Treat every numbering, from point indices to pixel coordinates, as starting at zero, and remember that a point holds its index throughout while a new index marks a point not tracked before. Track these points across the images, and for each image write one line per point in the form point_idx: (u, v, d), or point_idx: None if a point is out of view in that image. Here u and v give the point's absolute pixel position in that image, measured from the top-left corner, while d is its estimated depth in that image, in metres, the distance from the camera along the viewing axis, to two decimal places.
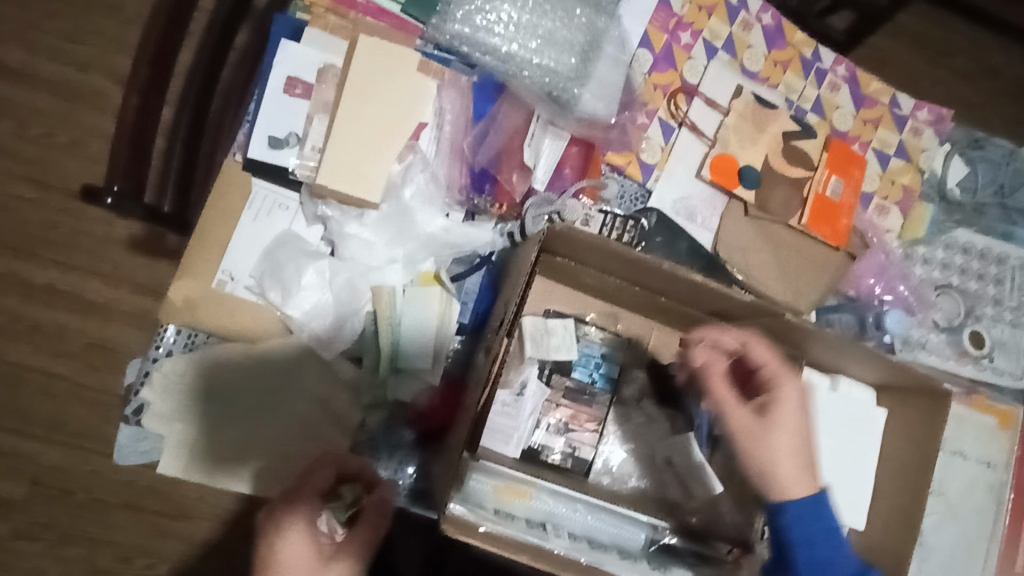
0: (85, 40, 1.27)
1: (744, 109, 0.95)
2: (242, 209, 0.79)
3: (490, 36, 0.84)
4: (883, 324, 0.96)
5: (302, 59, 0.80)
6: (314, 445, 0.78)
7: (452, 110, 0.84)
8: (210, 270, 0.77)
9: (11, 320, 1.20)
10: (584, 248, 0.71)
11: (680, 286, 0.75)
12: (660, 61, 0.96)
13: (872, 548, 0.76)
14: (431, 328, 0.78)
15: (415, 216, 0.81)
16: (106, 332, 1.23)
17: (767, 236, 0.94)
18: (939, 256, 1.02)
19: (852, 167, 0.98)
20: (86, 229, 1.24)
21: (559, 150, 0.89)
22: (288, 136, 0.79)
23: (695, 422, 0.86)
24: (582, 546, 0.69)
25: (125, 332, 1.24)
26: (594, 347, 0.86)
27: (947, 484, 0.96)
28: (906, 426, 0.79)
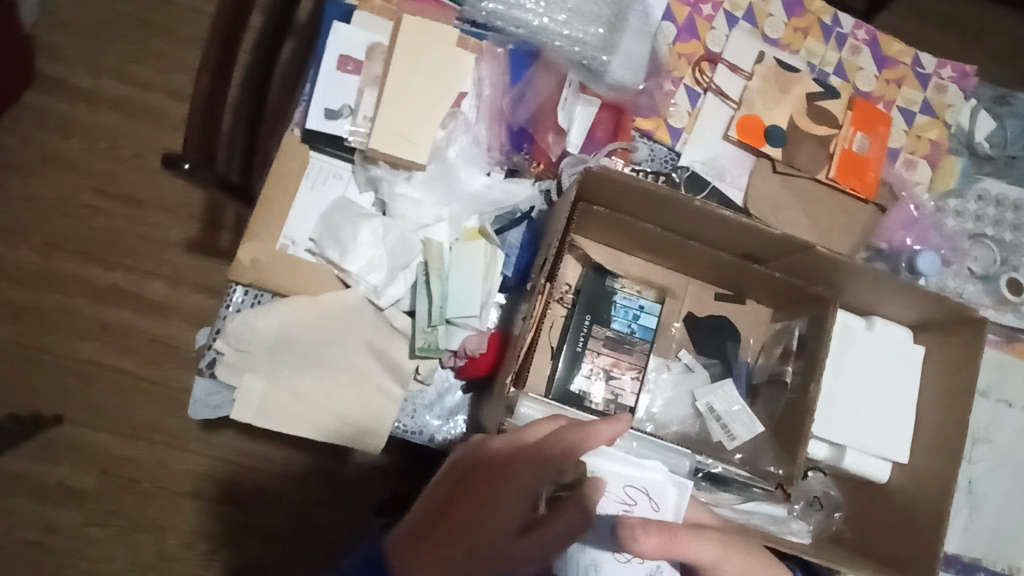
0: (147, 65, 1.46)
1: (767, 73, 1.00)
2: (301, 178, 0.86)
3: (523, 11, 0.91)
4: (916, 267, 0.97)
5: (352, 40, 0.87)
6: (371, 396, 0.83)
7: (491, 79, 0.90)
8: (274, 234, 0.85)
9: (81, 319, 1.38)
10: (621, 189, 0.75)
11: (713, 226, 0.79)
12: (684, 32, 1.01)
13: (920, 482, 0.77)
14: (477, 279, 0.83)
15: (460, 174, 0.87)
16: (156, 325, 1.39)
17: (796, 191, 0.98)
18: (971, 208, 1.03)
19: (877, 123, 1.01)
20: (147, 234, 1.42)
21: (591, 115, 0.95)
22: (342, 108, 0.86)
23: (734, 370, 0.92)
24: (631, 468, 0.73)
25: (180, 323, 1.40)
26: (633, 300, 0.90)
27: (993, 432, 0.96)
28: (944, 359, 0.81)
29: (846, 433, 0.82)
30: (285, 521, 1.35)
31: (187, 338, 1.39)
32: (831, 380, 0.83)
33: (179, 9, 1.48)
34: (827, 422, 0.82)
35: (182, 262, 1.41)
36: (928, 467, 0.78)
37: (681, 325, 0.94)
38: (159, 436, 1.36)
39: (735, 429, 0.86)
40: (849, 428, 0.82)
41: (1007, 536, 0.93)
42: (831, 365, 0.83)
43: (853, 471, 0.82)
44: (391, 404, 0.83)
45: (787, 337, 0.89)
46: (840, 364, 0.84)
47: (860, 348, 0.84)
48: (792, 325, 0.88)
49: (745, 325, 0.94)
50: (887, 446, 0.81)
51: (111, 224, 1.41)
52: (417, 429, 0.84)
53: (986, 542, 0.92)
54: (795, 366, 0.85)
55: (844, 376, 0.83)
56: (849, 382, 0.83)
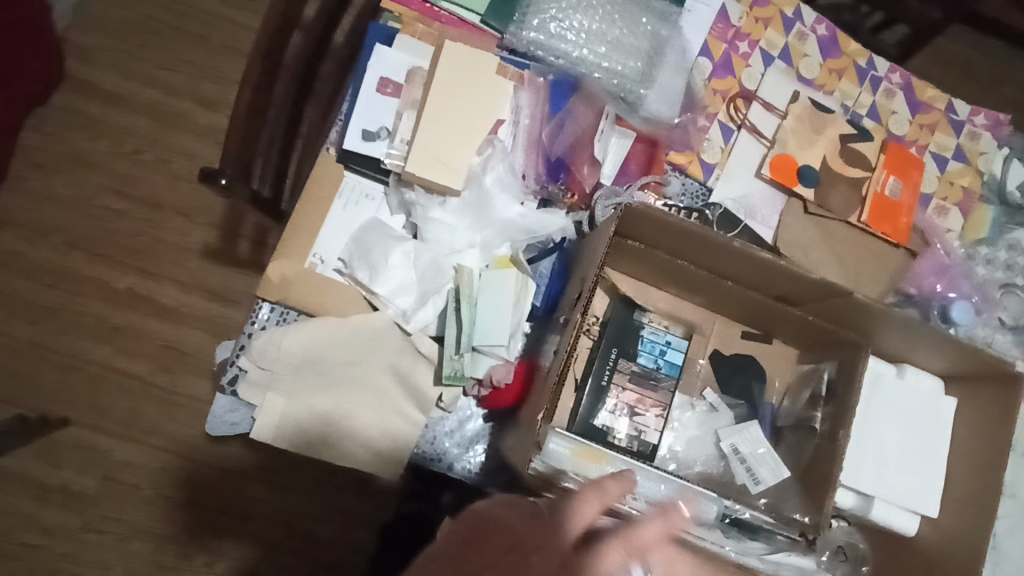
0: (177, 71, 1.47)
1: (801, 113, 1.00)
2: (333, 198, 0.86)
3: (563, 42, 0.92)
4: (949, 316, 0.96)
5: (393, 63, 0.87)
6: (393, 421, 0.81)
7: (529, 107, 0.90)
8: (304, 252, 0.85)
9: (94, 320, 1.38)
10: (660, 226, 0.75)
11: (750, 268, 0.78)
12: (719, 69, 1.01)
13: (950, 539, 0.75)
14: (508, 307, 0.82)
15: (494, 202, 0.86)
16: (170, 330, 1.39)
17: (828, 233, 0.97)
18: (1003, 257, 1.02)
19: (909, 168, 1.01)
20: (166, 238, 1.42)
21: (626, 148, 0.94)
22: (380, 130, 0.86)
23: (759, 413, 0.91)
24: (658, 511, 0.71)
25: (193, 329, 1.39)
26: (660, 335, 0.89)
27: (1018, 486, 0.94)
28: (978, 413, 0.79)
29: (876, 484, 0.80)
30: (287, 536, 1.33)
31: (202, 347, 1.39)
32: (860, 428, 0.82)
33: (213, 17, 1.50)
34: (855, 471, 0.81)
35: (199, 268, 1.41)
36: (958, 524, 0.76)
37: (706, 363, 0.92)
38: (165, 442, 1.35)
39: (760, 472, 0.85)
40: (877, 477, 0.80)
41: None
42: (861, 412, 0.82)
43: (880, 523, 0.80)
44: (412, 429, 0.81)
45: (815, 381, 0.88)
46: (869, 411, 0.83)
47: (891, 395, 0.83)
48: (821, 369, 0.87)
49: (770, 365, 0.94)
50: (917, 499, 0.79)
51: (130, 226, 1.41)
52: (439, 456, 0.83)
53: None
54: (824, 412, 0.84)
55: (873, 424, 0.82)
56: (877, 431, 0.82)
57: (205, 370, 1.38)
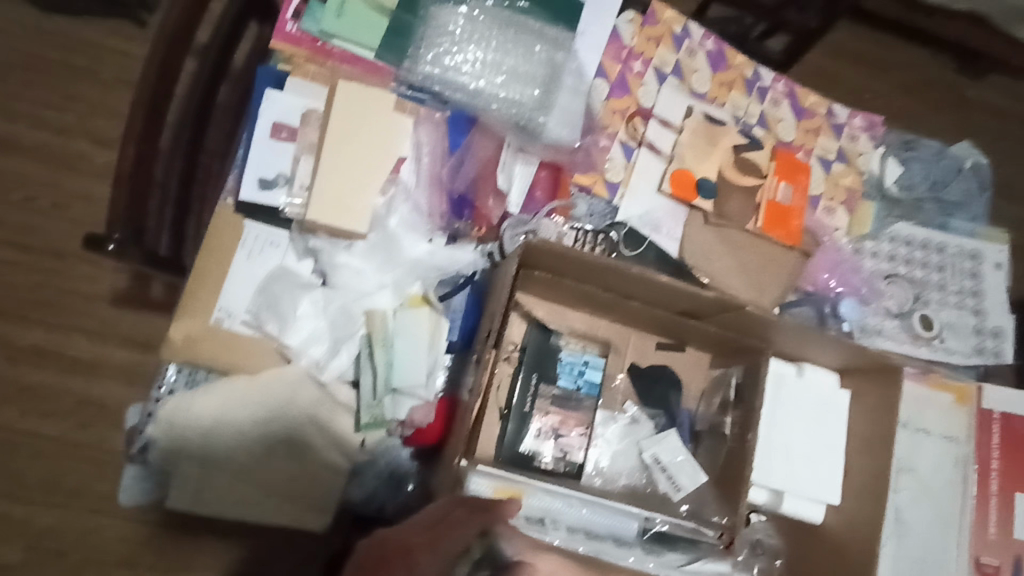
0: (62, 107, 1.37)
1: (696, 127, 1.05)
2: (235, 249, 0.84)
3: (459, 74, 0.93)
4: (839, 312, 1.03)
5: (286, 107, 0.86)
6: (317, 473, 0.82)
7: (429, 143, 0.90)
8: (208, 308, 0.82)
9: None
10: (561, 258, 0.78)
11: (651, 289, 0.82)
12: (616, 88, 1.04)
13: (853, 524, 0.81)
14: (424, 349, 0.82)
15: (401, 242, 0.86)
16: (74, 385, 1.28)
17: (728, 240, 1.02)
18: (885, 249, 1.11)
19: (798, 172, 1.07)
20: (70, 286, 1.32)
21: (530, 174, 0.96)
22: (277, 177, 0.85)
23: (677, 420, 0.95)
24: (580, 537, 0.76)
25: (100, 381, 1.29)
26: (577, 356, 0.92)
27: (914, 460, 1.03)
28: (869, 405, 0.86)
29: (785, 479, 0.86)
30: None
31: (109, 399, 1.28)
32: (768, 428, 0.87)
33: (97, 48, 1.40)
34: (765, 469, 0.86)
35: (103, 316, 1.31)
36: (858, 509, 0.82)
37: (625, 377, 0.96)
38: (88, 505, 1.24)
39: (681, 480, 0.89)
40: (785, 474, 0.86)
41: (931, 559, 1.00)
42: (768, 412, 0.88)
43: (790, 515, 0.86)
44: (336, 480, 0.82)
45: (724, 387, 0.93)
46: (775, 410, 0.88)
47: (792, 393, 0.89)
48: (729, 373, 0.93)
49: (685, 373, 0.97)
50: (821, 490, 0.85)
51: (23, 276, 1.31)
52: (368, 499, 0.83)
53: (911, 567, 0.99)
54: (733, 416, 0.90)
55: (778, 424, 0.87)
56: (782, 429, 0.87)
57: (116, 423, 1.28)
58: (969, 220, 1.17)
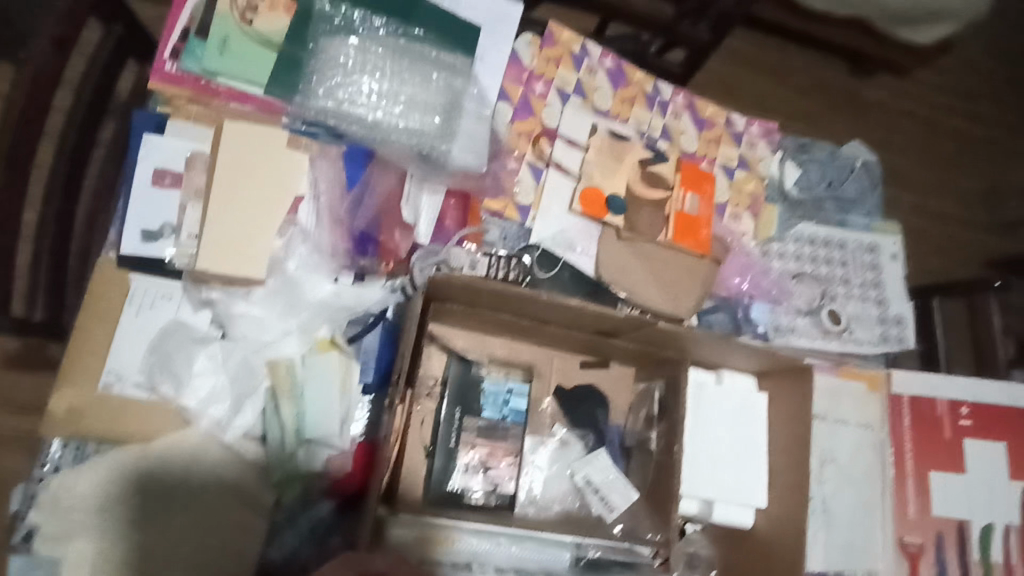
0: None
1: (601, 144, 1.06)
2: (122, 305, 0.78)
3: (355, 107, 0.90)
4: (751, 317, 1.07)
5: (167, 151, 0.81)
6: (231, 535, 0.74)
7: (327, 180, 0.86)
8: (94, 373, 0.76)
9: None
10: (469, 290, 0.77)
11: (563, 313, 0.82)
12: (520, 110, 1.04)
13: (780, 528, 0.83)
14: (337, 395, 0.79)
15: (304, 285, 0.82)
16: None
17: (642, 254, 1.03)
18: (791, 249, 1.15)
19: (703, 182, 1.10)
20: None
21: (438, 204, 0.94)
22: (162, 228, 0.79)
23: (606, 438, 0.94)
24: None
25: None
26: (501, 384, 0.90)
27: (835, 450, 1.06)
28: (785, 407, 0.88)
29: (713, 488, 0.86)
30: None
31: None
32: (692, 438, 0.88)
33: None
34: (692, 480, 0.87)
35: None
36: (782, 509, 0.84)
37: (552, 400, 0.95)
38: None
39: (613, 499, 0.88)
40: (713, 482, 0.87)
41: (858, 545, 1.04)
42: (691, 421, 0.89)
43: (721, 523, 0.87)
44: (252, 539, 0.74)
45: (648, 402, 0.94)
46: (697, 419, 0.89)
47: (713, 401, 0.90)
48: (651, 388, 0.94)
49: (610, 390, 0.97)
50: (748, 495, 0.86)
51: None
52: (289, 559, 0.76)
53: (840, 556, 1.02)
54: (658, 430, 0.90)
55: (702, 433, 0.89)
56: (706, 437, 0.89)
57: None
58: (865, 215, 1.23)
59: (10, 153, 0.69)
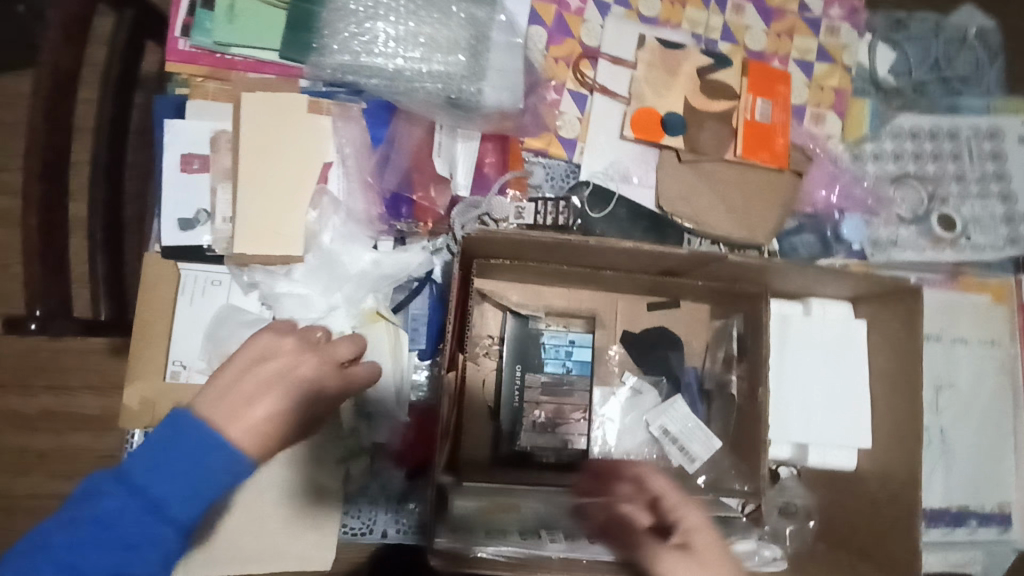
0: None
1: (651, 57, 0.93)
2: (176, 296, 0.78)
3: (373, 57, 0.82)
4: (842, 235, 0.93)
5: (192, 134, 0.79)
6: (307, 503, 0.78)
7: (352, 143, 0.82)
8: (161, 365, 0.77)
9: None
10: (510, 244, 0.70)
11: (618, 257, 0.74)
12: (555, 33, 0.94)
13: (884, 468, 0.74)
14: (391, 366, 0.78)
15: (343, 257, 0.79)
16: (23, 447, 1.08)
17: (707, 177, 0.92)
18: (889, 149, 0.98)
19: (777, 84, 0.95)
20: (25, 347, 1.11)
21: (474, 151, 0.87)
22: (198, 214, 0.79)
23: (682, 382, 0.88)
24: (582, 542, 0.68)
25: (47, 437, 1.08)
26: (561, 336, 0.85)
27: (955, 375, 0.93)
28: (886, 334, 0.76)
29: (806, 431, 0.78)
30: None
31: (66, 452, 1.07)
32: (780, 377, 0.80)
33: None
34: (783, 423, 0.79)
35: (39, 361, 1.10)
36: (889, 452, 0.74)
37: (619, 348, 0.89)
38: None
39: (693, 449, 0.82)
40: (806, 424, 0.79)
41: (985, 477, 0.92)
42: (776, 359, 0.80)
43: (819, 467, 0.78)
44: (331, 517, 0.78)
45: (726, 341, 0.86)
46: (783, 357, 0.80)
47: (800, 335, 0.80)
48: (730, 325, 0.85)
49: (685, 332, 0.89)
50: (849, 436, 0.77)
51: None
52: (368, 527, 0.79)
53: (964, 490, 0.92)
54: (739, 372, 0.82)
55: (791, 370, 0.80)
56: (796, 374, 0.80)
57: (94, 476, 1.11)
58: (982, 95, 1.03)
59: (43, 157, 0.69)
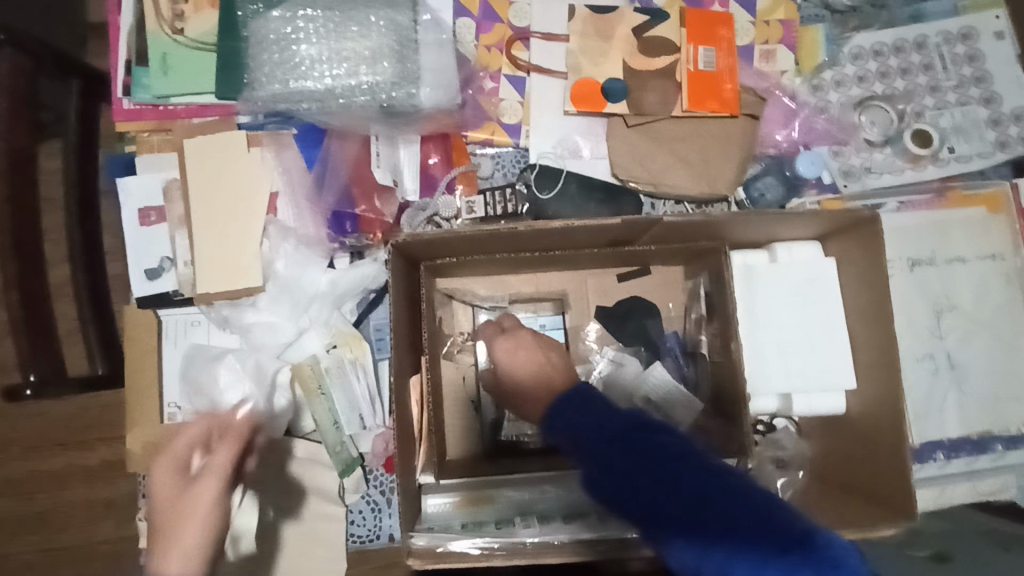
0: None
1: (583, 27, 0.91)
2: (159, 342, 0.83)
3: (301, 81, 0.83)
4: (800, 174, 0.90)
5: (145, 188, 0.84)
6: (314, 523, 0.80)
7: (291, 170, 0.85)
8: (156, 409, 0.82)
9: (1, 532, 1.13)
10: (446, 242, 0.71)
11: (555, 237, 0.73)
12: (483, 21, 0.92)
13: (875, 404, 0.72)
14: (358, 374, 0.82)
15: (301, 280, 0.82)
16: (45, 503, 1.10)
17: (659, 137, 0.90)
18: (850, 73, 0.93)
19: (718, 28, 0.90)
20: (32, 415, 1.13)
21: (417, 154, 0.88)
22: (161, 263, 0.83)
23: (661, 347, 0.87)
24: (555, 525, 0.69)
25: (72, 486, 1.10)
26: (532, 322, 0.88)
27: (957, 295, 0.88)
28: (856, 266, 0.73)
29: (788, 378, 0.76)
30: None
31: (92, 500, 1.10)
32: (753, 328, 0.77)
33: None
34: (764, 375, 0.77)
35: (41, 414, 1.11)
36: (874, 390, 0.72)
37: (597, 325, 0.88)
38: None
39: (676, 414, 0.80)
40: (787, 371, 0.76)
41: (1006, 396, 0.87)
42: (746, 312, 0.78)
43: (808, 414, 0.77)
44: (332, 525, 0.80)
45: (697, 300, 0.84)
46: (753, 307, 0.78)
47: (768, 283, 0.78)
48: (698, 283, 0.84)
49: (658, 295, 0.88)
50: (833, 377, 0.75)
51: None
52: (375, 533, 0.81)
53: (983, 413, 0.87)
54: (709, 331, 0.82)
55: (762, 320, 0.77)
56: (771, 323, 0.77)
57: (116, 516, 1.10)
58: None
59: (12, 236, 0.73)
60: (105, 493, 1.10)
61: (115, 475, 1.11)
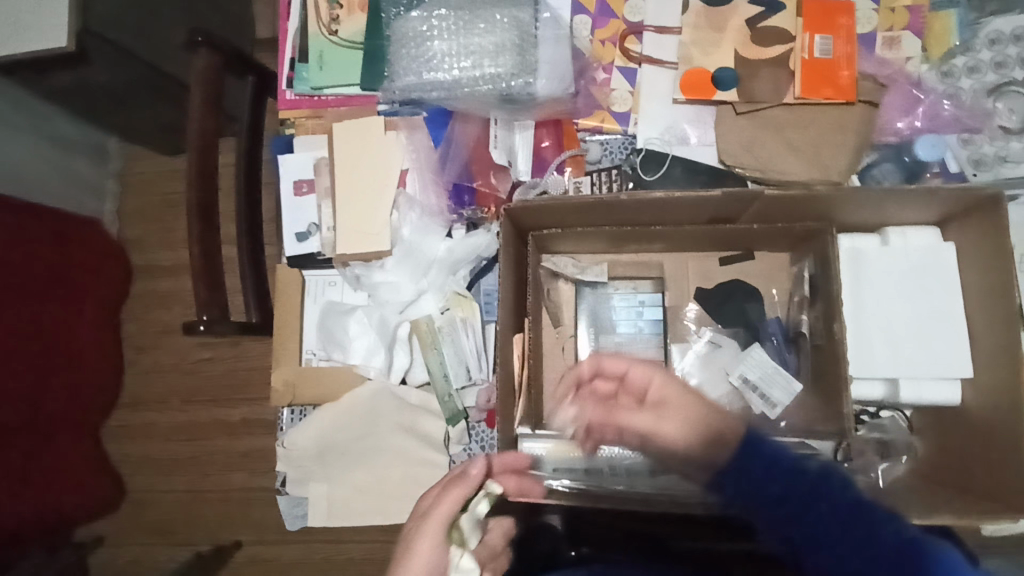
0: (121, 222, 1.39)
1: (697, 19, 0.94)
2: (303, 297, 0.96)
3: (433, 73, 0.93)
4: (920, 159, 0.88)
5: (300, 164, 0.98)
6: (425, 469, 0.91)
7: (418, 150, 0.96)
8: (297, 354, 0.94)
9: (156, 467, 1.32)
10: (551, 211, 0.77)
11: (657, 209, 0.77)
12: (599, 17, 0.98)
13: (993, 395, 0.68)
14: (466, 333, 0.90)
15: (422, 247, 0.93)
16: (199, 447, 1.31)
17: (769, 124, 0.90)
18: (986, 58, 0.88)
19: (837, 17, 0.90)
20: (192, 368, 1.33)
21: (531, 138, 0.96)
22: (309, 227, 0.97)
23: (762, 332, 0.87)
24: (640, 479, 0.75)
25: (219, 437, 1.30)
26: (630, 298, 0.92)
27: None
28: (977, 251, 0.71)
29: (897, 366, 0.74)
30: None
31: (237, 449, 1.29)
32: (861, 312, 0.76)
33: None
34: (871, 360, 0.75)
35: (205, 368, 1.32)
36: (992, 379, 0.69)
37: (696, 306, 0.90)
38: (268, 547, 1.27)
39: (774, 395, 0.82)
40: (897, 357, 0.74)
41: None
42: (854, 295, 0.76)
43: (916, 403, 0.74)
44: (438, 469, 0.90)
45: (801, 283, 0.84)
46: (861, 291, 0.76)
47: (878, 267, 0.76)
48: (802, 267, 0.83)
49: (760, 279, 0.88)
50: (945, 366, 0.73)
51: (127, 361, 1.36)
52: None
53: None
54: (810, 314, 0.82)
55: (870, 303, 0.75)
56: (880, 307, 0.75)
57: (252, 466, 1.28)
58: None
59: (199, 201, 0.89)
60: (246, 445, 1.29)
61: (255, 428, 1.29)
